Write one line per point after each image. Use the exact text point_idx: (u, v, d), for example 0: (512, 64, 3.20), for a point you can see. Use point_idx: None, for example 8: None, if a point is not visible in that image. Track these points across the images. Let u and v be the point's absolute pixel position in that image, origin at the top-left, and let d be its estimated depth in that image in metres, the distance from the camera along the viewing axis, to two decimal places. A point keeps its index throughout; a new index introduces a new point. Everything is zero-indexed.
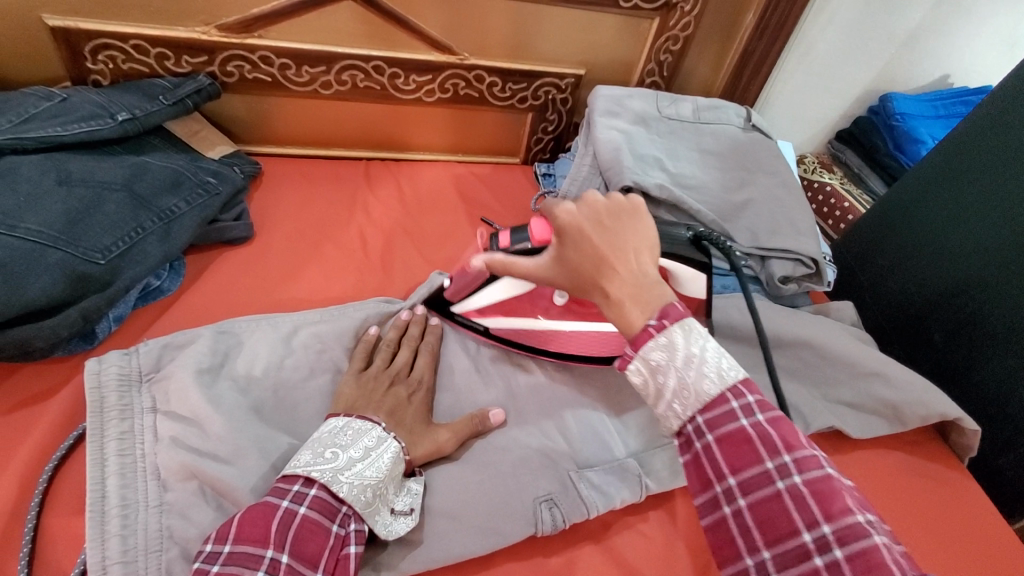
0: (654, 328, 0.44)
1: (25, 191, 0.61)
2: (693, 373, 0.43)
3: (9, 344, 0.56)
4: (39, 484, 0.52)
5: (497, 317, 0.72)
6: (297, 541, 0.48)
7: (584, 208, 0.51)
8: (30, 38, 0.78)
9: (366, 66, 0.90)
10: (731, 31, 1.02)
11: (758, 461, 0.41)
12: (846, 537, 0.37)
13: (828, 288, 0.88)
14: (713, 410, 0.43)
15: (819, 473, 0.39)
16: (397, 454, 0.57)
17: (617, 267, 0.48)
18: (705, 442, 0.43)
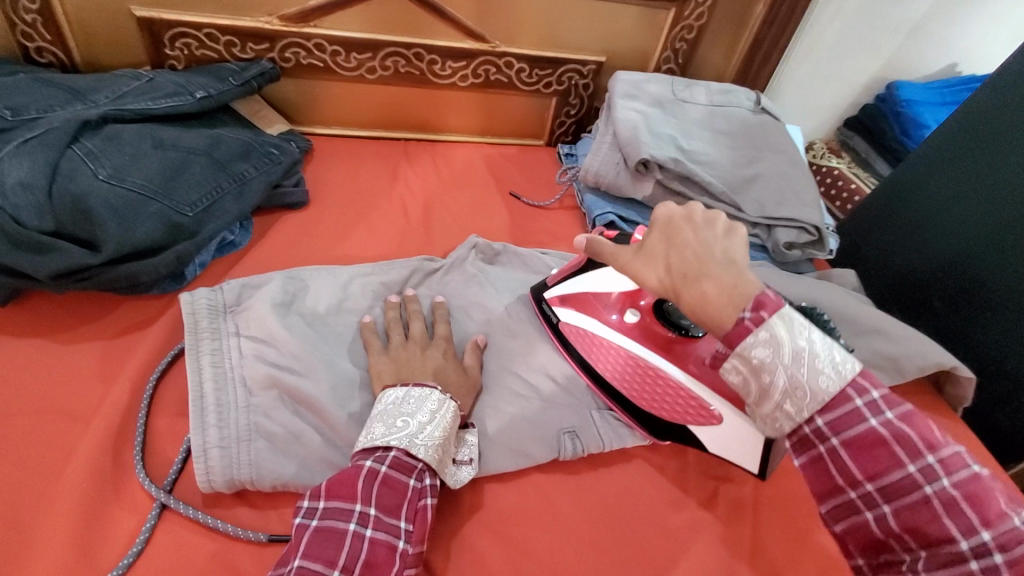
0: (750, 321, 0.44)
1: (128, 154, 0.72)
2: (805, 369, 0.43)
3: (120, 278, 0.66)
4: (148, 390, 0.62)
5: (569, 311, 0.74)
6: (379, 495, 0.54)
7: (682, 209, 0.51)
8: (120, 26, 0.89)
9: (407, 53, 1.00)
10: (742, 20, 1.10)
11: (896, 464, 0.42)
12: (1007, 543, 0.38)
13: (830, 255, 0.97)
14: (836, 414, 0.43)
15: (966, 473, 0.40)
16: (455, 412, 0.62)
17: (701, 260, 0.47)
18: (831, 445, 0.43)
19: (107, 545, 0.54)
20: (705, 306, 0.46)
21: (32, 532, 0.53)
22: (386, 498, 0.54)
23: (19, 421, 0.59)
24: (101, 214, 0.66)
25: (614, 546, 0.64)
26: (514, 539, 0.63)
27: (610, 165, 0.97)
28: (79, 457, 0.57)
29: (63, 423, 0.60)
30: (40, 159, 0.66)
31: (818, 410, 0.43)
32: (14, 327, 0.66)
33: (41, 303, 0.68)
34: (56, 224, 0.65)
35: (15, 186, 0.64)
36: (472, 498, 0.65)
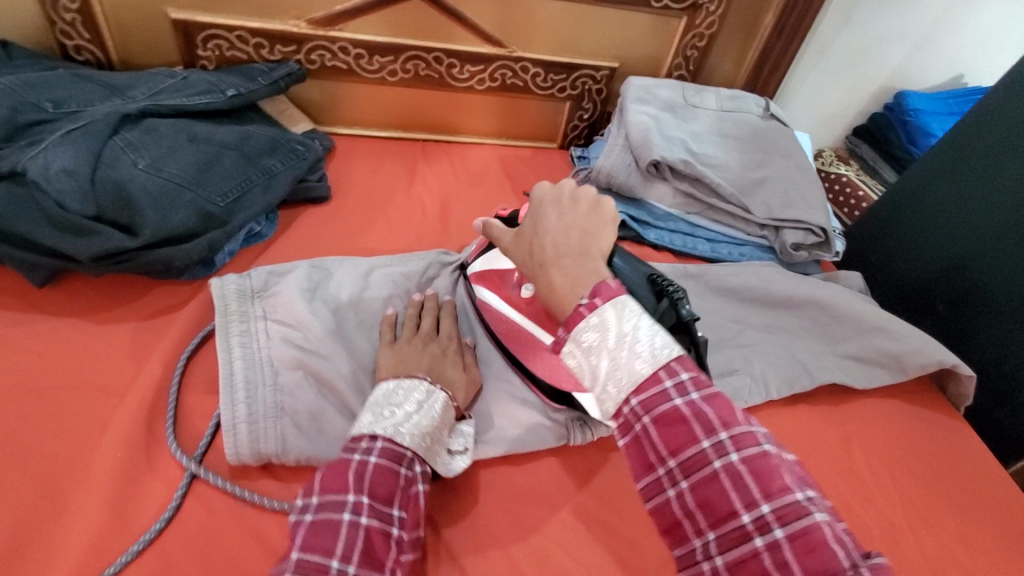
0: (586, 308, 0.50)
1: (165, 146, 0.76)
2: (625, 352, 0.48)
3: (156, 262, 0.70)
4: (178, 369, 0.65)
5: (482, 290, 0.76)
6: (373, 484, 0.53)
7: (553, 192, 0.61)
8: (155, 28, 0.94)
9: (428, 57, 1.04)
10: (752, 29, 1.13)
11: (694, 440, 0.45)
12: (785, 516, 0.41)
13: (836, 256, 0.99)
14: (646, 393, 0.47)
15: (754, 450, 0.44)
16: (445, 403, 0.63)
17: (558, 240, 0.56)
18: (643, 424, 0.47)
19: (139, 512, 0.56)
20: (548, 283, 0.55)
21: (69, 497, 0.55)
22: (381, 487, 0.53)
23: (55, 393, 0.61)
24: (140, 201, 0.69)
25: (624, 526, 0.66)
26: (528, 517, 0.65)
27: (621, 166, 0.99)
28: (113, 428, 0.59)
29: (98, 396, 0.62)
30: (84, 149, 0.69)
31: (632, 390, 0.47)
32: (51, 306, 0.69)
33: (77, 285, 0.71)
34: (97, 209, 0.69)
35: (60, 173, 0.67)
36: (486, 478, 0.67)
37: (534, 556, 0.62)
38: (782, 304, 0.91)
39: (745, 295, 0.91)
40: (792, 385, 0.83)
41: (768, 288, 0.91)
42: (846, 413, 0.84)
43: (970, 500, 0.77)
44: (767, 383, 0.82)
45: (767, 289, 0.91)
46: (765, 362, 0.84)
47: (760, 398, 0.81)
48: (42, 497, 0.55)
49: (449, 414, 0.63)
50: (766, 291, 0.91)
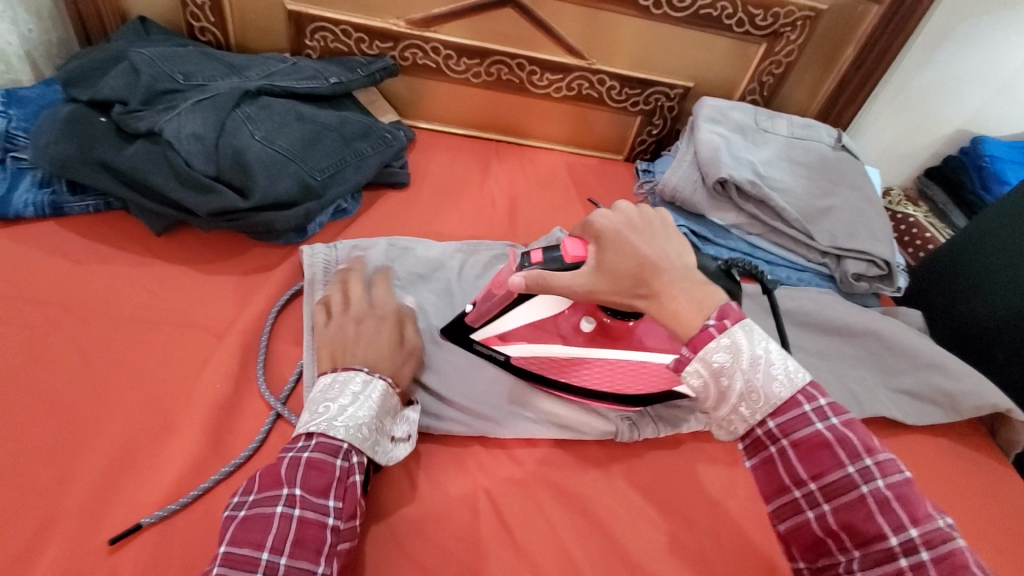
0: (715, 329, 0.52)
1: (276, 122, 0.84)
2: (761, 375, 0.51)
3: (260, 224, 0.77)
4: (269, 321, 0.72)
5: (520, 344, 0.71)
6: (306, 477, 0.55)
7: (621, 216, 0.60)
8: (271, 17, 1.03)
9: (511, 62, 1.10)
10: (831, 61, 1.15)
11: (838, 464, 0.50)
12: (932, 540, 0.45)
13: (897, 291, 0.99)
14: (784, 416, 0.52)
15: (898, 477, 0.48)
16: (385, 389, 0.62)
17: (665, 266, 0.56)
18: (780, 445, 0.52)
19: (231, 439, 0.63)
20: (677, 309, 0.54)
21: (173, 416, 0.63)
22: (314, 482, 0.55)
23: (165, 327, 0.69)
24: (254, 167, 0.77)
25: (663, 519, 0.68)
26: (573, 497, 0.68)
27: (687, 181, 1.02)
28: (214, 364, 0.67)
29: (203, 335, 0.70)
30: (211, 117, 0.78)
31: (771, 412, 0.52)
32: (165, 253, 0.77)
33: (188, 236, 0.80)
34: (217, 170, 0.77)
35: (190, 136, 0.76)
36: (537, 457, 0.71)
37: (575, 533, 0.65)
38: (841, 332, 0.91)
39: (805, 320, 0.92)
40: None
41: (826, 315, 0.92)
42: (896, 445, 0.83)
43: (1015, 548, 0.75)
44: None
45: (825, 316, 0.92)
46: None
47: None
48: (150, 413, 0.62)
49: (392, 402, 0.62)
50: (822, 317, 0.92)
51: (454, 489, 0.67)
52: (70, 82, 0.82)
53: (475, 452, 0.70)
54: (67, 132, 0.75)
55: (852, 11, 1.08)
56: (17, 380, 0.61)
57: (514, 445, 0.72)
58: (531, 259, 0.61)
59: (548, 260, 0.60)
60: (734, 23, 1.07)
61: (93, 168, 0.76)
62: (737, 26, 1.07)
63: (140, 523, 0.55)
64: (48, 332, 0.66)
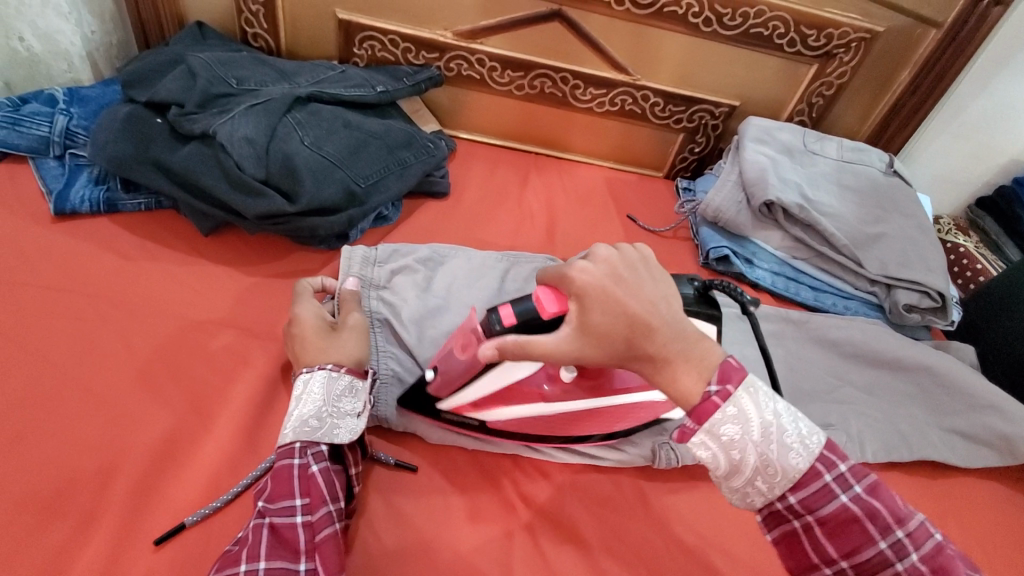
0: (718, 397, 0.48)
1: (324, 129, 0.85)
2: (775, 447, 0.48)
3: (305, 229, 0.78)
4: None
5: (492, 410, 0.66)
6: (269, 489, 0.55)
7: (602, 261, 0.53)
8: (322, 25, 1.04)
9: (555, 76, 1.10)
10: (885, 84, 1.12)
11: (871, 540, 0.46)
12: None
13: (951, 325, 0.95)
14: (806, 492, 0.48)
15: (930, 547, 0.45)
16: (321, 376, 0.60)
17: (655, 324, 0.50)
18: (805, 521, 0.48)
19: (271, 444, 0.63)
20: (677, 379, 0.50)
21: (214, 417, 0.63)
22: (276, 489, 0.55)
23: (210, 327, 0.70)
24: (303, 172, 0.78)
25: (701, 550, 0.66)
26: (610, 521, 0.67)
27: (732, 202, 1.00)
28: (256, 367, 0.67)
29: (245, 336, 0.71)
30: (263, 121, 0.80)
31: (790, 487, 0.48)
32: (212, 253, 0.79)
33: (234, 238, 0.81)
34: (266, 174, 0.78)
35: (242, 140, 0.77)
36: (573, 479, 0.69)
37: (611, 558, 0.64)
38: (891, 366, 0.87)
39: (853, 351, 0.88)
40: (889, 451, 0.79)
41: (875, 347, 0.88)
42: (949, 489, 0.79)
43: None
44: (863, 445, 0.79)
45: (874, 347, 0.88)
46: (860, 422, 0.81)
47: (854, 458, 0.78)
48: (190, 413, 0.63)
49: (341, 384, 0.61)
50: (869, 349, 0.88)
51: (489, 507, 0.65)
52: (129, 84, 0.84)
53: (511, 471, 0.69)
54: (124, 132, 0.77)
55: (909, 35, 1.05)
56: (69, 373, 0.63)
57: (550, 465, 0.70)
58: (500, 318, 0.56)
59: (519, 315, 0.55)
60: (785, 43, 1.05)
61: (148, 167, 0.77)
62: (788, 46, 1.05)
63: (182, 524, 0.55)
64: (98, 327, 0.67)
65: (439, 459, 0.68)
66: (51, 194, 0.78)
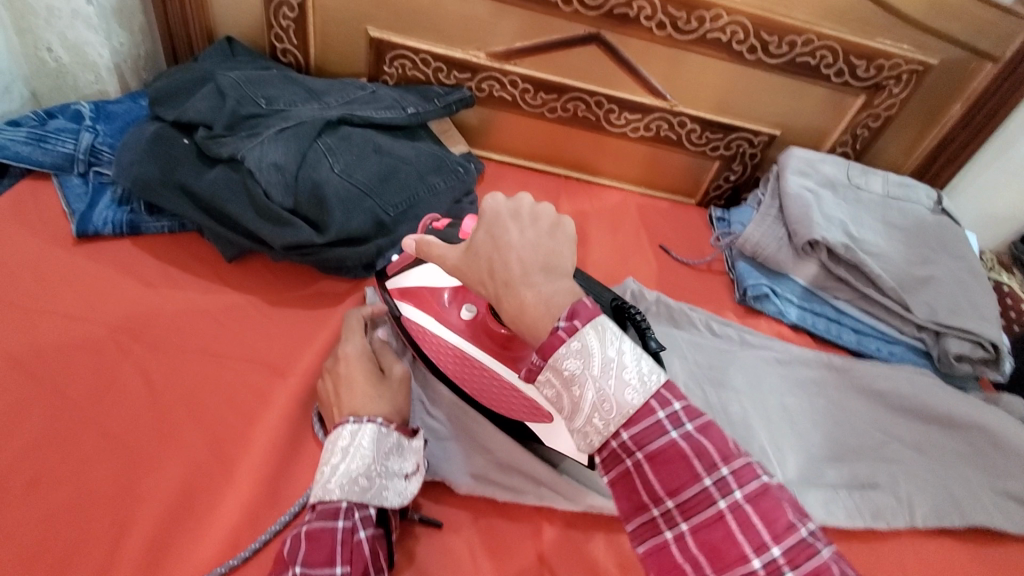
0: (564, 332, 0.43)
1: (355, 155, 0.82)
2: (613, 382, 0.42)
3: (333, 260, 0.76)
4: None
5: (407, 306, 0.71)
6: (306, 552, 0.50)
7: (510, 204, 0.49)
8: (353, 42, 1.02)
9: (589, 100, 1.06)
10: (935, 117, 1.07)
11: (694, 477, 0.41)
12: (796, 558, 0.37)
13: (1004, 378, 0.89)
14: (638, 426, 0.42)
15: (756, 485, 0.40)
16: (371, 433, 0.57)
17: (517, 264, 0.46)
18: (635, 459, 0.42)
19: (291, 493, 0.61)
20: (522, 313, 0.45)
21: (233, 464, 0.61)
22: (315, 553, 0.50)
23: (230, 363, 0.68)
24: (332, 201, 0.76)
25: None
26: None
27: (771, 238, 0.96)
28: (278, 409, 0.65)
29: (267, 373, 0.68)
30: (294, 147, 0.77)
31: (624, 423, 0.42)
32: (235, 282, 0.76)
33: (257, 266, 0.78)
34: (294, 203, 0.76)
35: (271, 166, 0.75)
36: (605, 539, 0.65)
37: None
38: (941, 422, 0.82)
39: (900, 404, 0.84)
40: (940, 516, 0.74)
41: (924, 401, 0.83)
42: (1001, 559, 0.74)
43: None
44: (912, 509, 0.74)
45: (923, 400, 0.83)
46: (909, 483, 0.76)
47: (902, 523, 0.73)
48: (209, 459, 0.61)
49: (389, 442, 0.58)
50: (918, 403, 0.83)
51: (515, 567, 0.62)
52: (156, 100, 0.82)
53: (541, 529, 0.65)
54: (151, 154, 0.75)
55: (965, 67, 1.00)
56: (86, 412, 0.61)
57: (580, 523, 0.66)
58: (435, 224, 0.70)
59: (446, 229, 0.68)
60: (832, 73, 1.00)
61: (173, 191, 0.75)
62: (836, 76, 1.01)
63: None
64: (117, 362, 0.65)
65: (464, 513, 0.65)
66: (73, 216, 0.76)
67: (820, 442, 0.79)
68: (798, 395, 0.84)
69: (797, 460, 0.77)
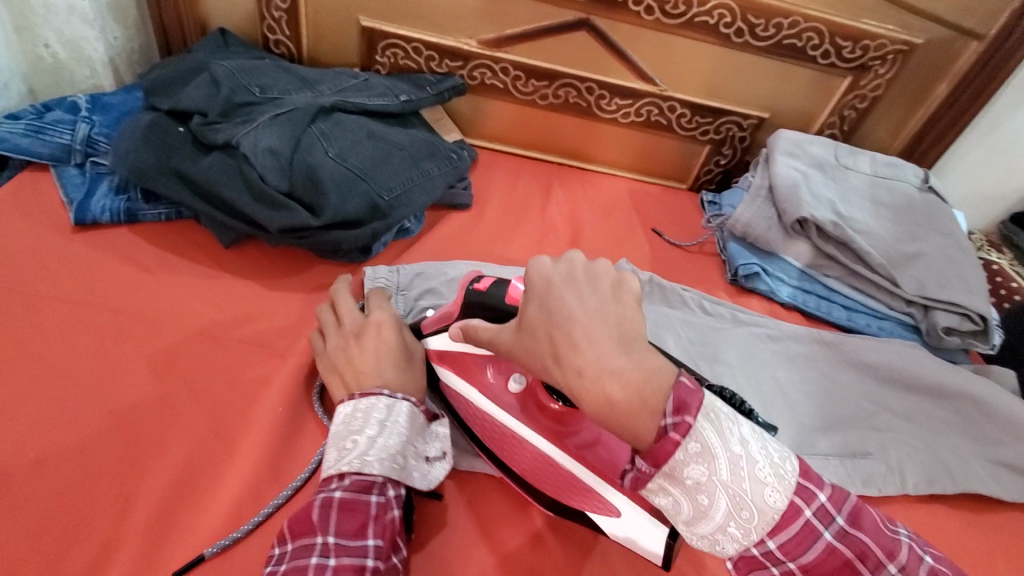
0: (673, 430, 0.41)
1: (349, 140, 0.83)
2: (746, 485, 0.42)
3: (329, 242, 0.77)
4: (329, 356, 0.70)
5: (450, 375, 0.68)
6: (339, 521, 0.52)
7: (561, 269, 0.49)
8: (345, 32, 1.02)
9: (580, 86, 1.07)
10: (921, 97, 1.09)
11: (857, 574, 0.42)
12: None
13: (992, 349, 0.91)
14: (788, 536, 0.42)
15: (918, 572, 0.42)
16: (409, 412, 0.60)
17: (585, 339, 0.44)
18: (786, 566, 0.43)
19: (291, 468, 0.62)
20: (596, 390, 0.42)
21: (234, 442, 0.62)
22: (347, 524, 0.52)
23: (230, 344, 0.69)
24: (327, 185, 0.77)
25: None
26: (640, 553, 0.64)
27: (761, 218, 0.97)
28: (277, 388, 0.66)
29: (265, 354, 0.69)
30: (288, 132, 0.78)
31: (768, 530, 0.42)
32: (232, 267, 0.77)
33: (254, 251, 0.79)
34: (290, 187, 0.77)
35: (265, 151, 0.76)
36: None
37: None
38: (930, 393, 0.84)
39: (890, 376, 0.85)
40: (931, 483, 0.76)
41: (914, 373, 0.85)
42: (992, 524, 0.76)
43: None
44: (904, 476, 0.76)
45: (912, 372, 0.85)
46: (901, 452, 0.78)
47: (894, 490, 0.75)
48: (211, 437, 0.62)
49: (418, 422, 0.61)
50: (908, 375, 0.85)
51: (515, 537, 0.63)
52: (151, 90, 0.83)
53: (539, 500, 0.66)
54: (147, 142, 0.76)
55: (949, 46, 1.02)
56: (89, 392, 0.62)
57: None
58: (477, 286, 0.61)
59: (493, 292, 0.60)
60: (819, 55, 1.02)
61: (169, 178, 0.76)
62: (822, 58, 1.02)
63: (201, 555, 0.54)
64: (119, 344, 0.66)
65: (462, 485, 0.66)
66: (71, 205, 0.77)
67: (811, 414, 0.81)
68: (790, 369, 0.85)
69: (789, 432, 0.78)
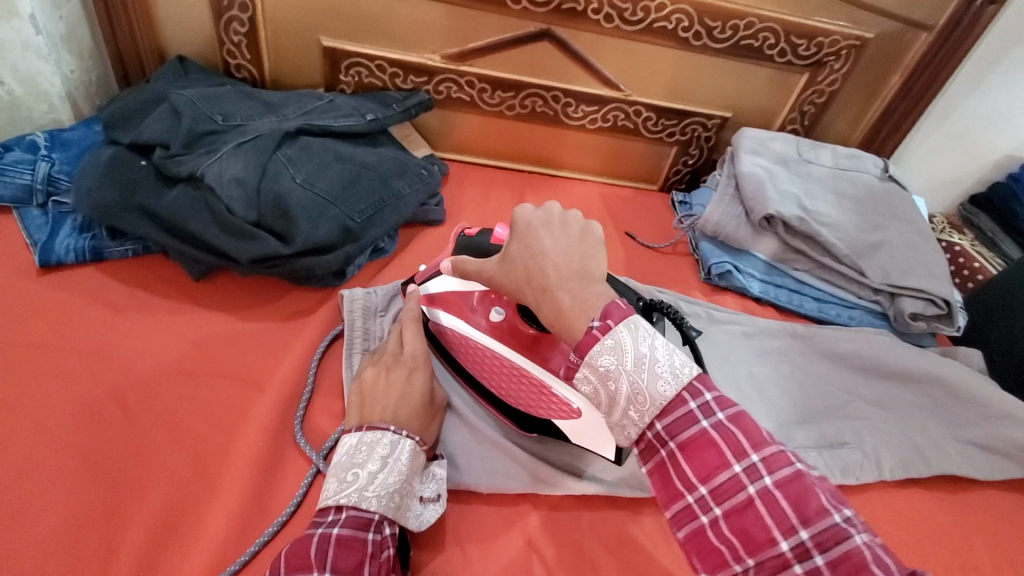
0: (597, 330, 0.44)
1: (316, 165, 0.82)
2: (645, 375, 0.43)
3: (301, 269, 0.76)
4: (308, 386, 0.70)
5: (440, 314, 0.72)
6: (337, 556, 0.50)
7: (540, 213, 0.52)
8: (307, 53, 1.02)
9: (546, 94, 1.08)
10: (875, 90, 1.12)
11: (724, 465, 0.41)
12: (824, 541, 0.37)
13: (957, 331, 0.94)
14: (671, 416, 0.43)
15: (789, 472, 0.39)
16: (412, 450, 0.59)
17: (552, 268, 0.49)
18: (669, 449, 0.43)
19: (275, 503, 0.61)
20: (560, 313, 0.47)
21: (215, 481, 0.61)
22: (345, 560, 0.50)
23: (207, 380, 0.68)
24: (296, 212, 0.76)
25: None
26: (629, 559, 0.65)
27: (730, 216, 0.99)
28: (257, 422, 0.65)
29: (243, 388, 0.69)
30: (253, 160, 0.78)
31: (657, 414, 0.43)
32: (204, 300, 0.76)
33: (227, 283, 0.79)
34: (258, 216, 0.76)
35: (231, 181, 0.75)
36: (590, 517, 0.68)
37: None
38: (899, 378, 0.86)
39: (861, 364, 0.88)
40: (906, 467, 0.78)
41: (883, 359, 0.87)
42: (966, 502, 0.79)
43: None
44: (879, 462, 0.78)
45: (883, 359, 0.87)
46: (876, 439, 0.80)
47: (871, 476, 0.77)
48: (191, 477, 0.61)
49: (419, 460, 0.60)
50: (879, 362, 0.87)
51: (505, 554, 0.63)
52: (110, 124, 0.81)
53: (527, 514, 0.67)
54: (109, 178, 0.75)
55: (899, 39, 1.05)
56: (61, 441, 0.60)
57: (564, 504, 0.68)
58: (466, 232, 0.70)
59: (478, 237, 0.67)
60: (776, 54, 1.04)
61: (134, 214, 0.75)
62: (779, 56, 1.05)
63: None
64: (91, 389, 0.65)
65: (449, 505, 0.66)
66: (34, 247, 0.75)
67: (787, 407, 0.83)
68: (766, 365, 0.87)
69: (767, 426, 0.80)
